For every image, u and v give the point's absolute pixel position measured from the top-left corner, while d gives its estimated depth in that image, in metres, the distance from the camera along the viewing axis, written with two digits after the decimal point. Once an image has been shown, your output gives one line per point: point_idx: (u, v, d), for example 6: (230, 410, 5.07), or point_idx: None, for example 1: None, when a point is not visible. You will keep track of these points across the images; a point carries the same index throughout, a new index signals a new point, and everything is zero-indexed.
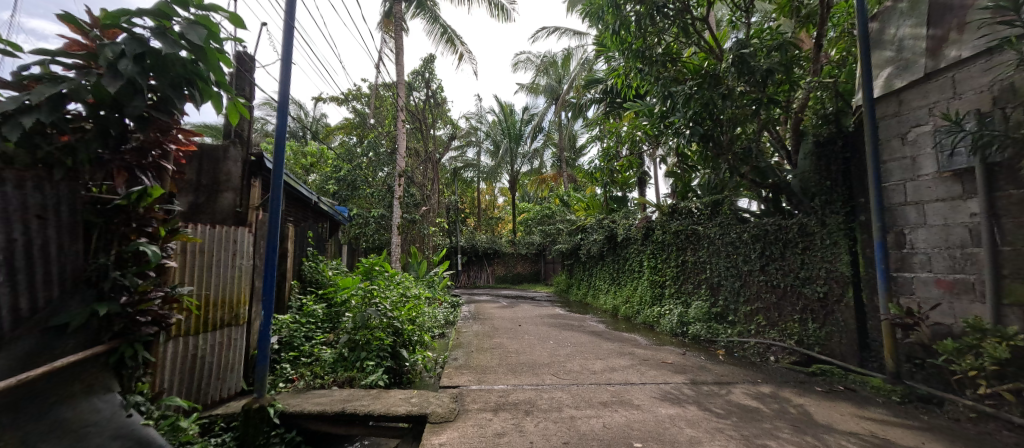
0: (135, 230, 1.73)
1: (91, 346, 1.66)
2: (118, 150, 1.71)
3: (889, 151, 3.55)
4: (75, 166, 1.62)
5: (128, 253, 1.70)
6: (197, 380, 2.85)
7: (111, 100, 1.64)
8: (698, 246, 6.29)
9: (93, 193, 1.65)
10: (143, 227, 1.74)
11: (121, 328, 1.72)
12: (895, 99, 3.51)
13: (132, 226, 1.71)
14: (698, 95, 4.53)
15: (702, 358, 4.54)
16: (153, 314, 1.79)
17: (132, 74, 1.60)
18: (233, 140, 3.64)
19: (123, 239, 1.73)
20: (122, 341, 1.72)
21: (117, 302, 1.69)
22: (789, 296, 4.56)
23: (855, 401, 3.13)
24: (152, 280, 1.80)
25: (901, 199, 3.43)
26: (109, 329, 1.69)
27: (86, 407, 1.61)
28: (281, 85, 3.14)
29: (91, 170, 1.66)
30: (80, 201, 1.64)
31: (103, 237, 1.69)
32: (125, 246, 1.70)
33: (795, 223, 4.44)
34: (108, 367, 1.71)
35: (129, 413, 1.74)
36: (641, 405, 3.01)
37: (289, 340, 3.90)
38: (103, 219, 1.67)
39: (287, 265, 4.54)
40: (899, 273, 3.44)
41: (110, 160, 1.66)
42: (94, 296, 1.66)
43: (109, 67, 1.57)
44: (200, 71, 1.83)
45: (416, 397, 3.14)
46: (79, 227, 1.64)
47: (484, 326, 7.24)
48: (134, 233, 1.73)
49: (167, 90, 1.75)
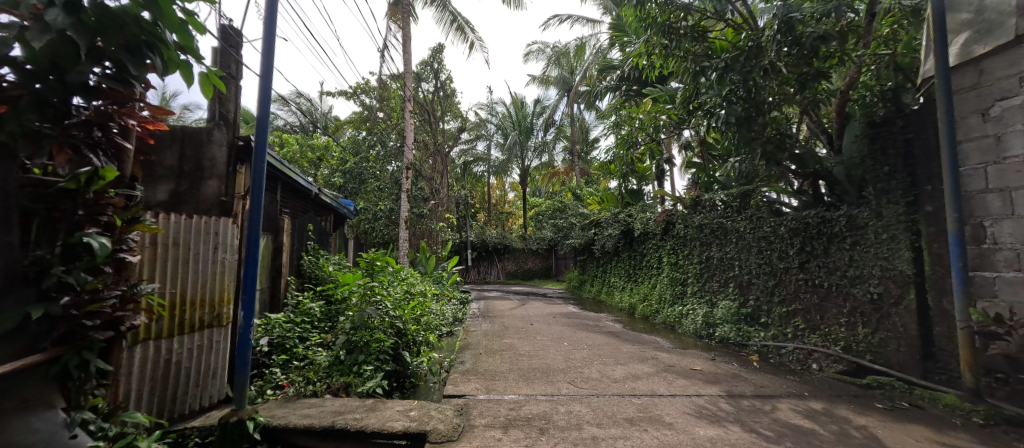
0: (86, 218, 1.46)
1: (28, 353, 1.38)
2: (61, 125, 1.41)
3: (965, 130, 3.05)
4: (7, 142, 1.30)
5: (76, 245, 1.42)
6: (169, 389, 2.55)
7: (49, 64, 1.34)
8: (725, 241, 5.81)
9: (31, 175, 1.36)
10: (97, 216, 1.48)
11: (64, 332, 1.44)
12: (974, 68, 2.99)
13: (80, 215, 1.44)
14: (733, 71, 4.06)
15: (734, 365, 4.10)
16: (104, 317, 1.51)
17: (70, 28, 1.28)
18: (217, 122, 3.31)
19: (71, 230, 1.44)
20: (69, 348, 1.44)
21: (59, 303, 1.41)
22: (834, 297, 4.08)
23: (926, 422, 2.67)
24: (105, 277, 1.52)
25: (980, 186, 2.93)
26: (49, 333, 1.42)
27: (19, 426, 1.31)
28: (263, 58, 2.79)
29: (28, 148, 1.35)
30: (14, 182, 1.34)
31: (46, 227, 1.40)
32: (72, 237, 1.42)
33: (842, 215, 3.97)
34: (50, 379, 1.44)
35: (73, 434, 1.45)
36: (674, 423, 2.60)
37: (282, 342, 3.57)
38: (43, 205, 1.37)
39: (284, 259, 4.24)
40: (977, 272, 2.94)
41: (51, 136, 1.36)
42: (34, 296, 1.38)
43: (37, 19, 1.24)
44: (162, 34, 1.53)
45: (416, 410, 2.78)
46: (13, 214, 1.33)
47: (494, 325, 6.89)
48: (85, 222, 1.46)
49: (122, 55, 1.46)
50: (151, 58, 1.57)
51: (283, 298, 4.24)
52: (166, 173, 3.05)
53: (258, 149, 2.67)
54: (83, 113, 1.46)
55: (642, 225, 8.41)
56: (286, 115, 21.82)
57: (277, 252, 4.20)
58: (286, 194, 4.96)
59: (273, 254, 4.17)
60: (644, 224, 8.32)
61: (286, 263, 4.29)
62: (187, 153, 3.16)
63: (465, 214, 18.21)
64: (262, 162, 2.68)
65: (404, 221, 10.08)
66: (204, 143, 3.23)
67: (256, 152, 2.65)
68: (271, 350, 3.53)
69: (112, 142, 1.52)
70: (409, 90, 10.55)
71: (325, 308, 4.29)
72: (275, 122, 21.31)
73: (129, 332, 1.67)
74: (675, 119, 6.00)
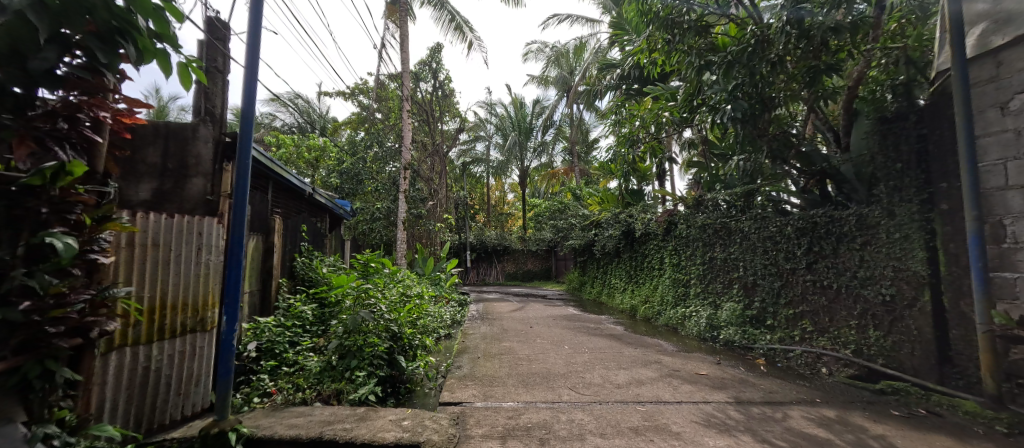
0: (53, 217, 1.32)
1: None
2: (22, 116, 1.30)
3: (983, 124, 2.93)
4: None
5: (41, 244, 1.27)
6: (149, 398, 2.42)
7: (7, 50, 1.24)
8: (729, 242, 5.69)
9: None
10: (65, 214, 1.34)
11: (23, 340, 1.27)
12: (992, 59, 2.87)
13: (46, 213, 1.30)
14: (739, 65, 3.94)
15: (741, 369, 3.96)
16: (71, 323, 1.36)
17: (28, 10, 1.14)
18: (203, 118, 3.17)
19: (36, 228, 1.29)
20: (30, 357, 1.28)
21: (19, 309, 1.23)
22: (844, 299, 3.97)
23: (946, 430, 2.54)
24: (72, 280, 1.38)
25: (999, 183, 2.80)
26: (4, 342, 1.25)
27: None
28: (248, 50, 2.64)
29: None
30: None
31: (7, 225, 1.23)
32: (38, 236, 1.27)
33: (852, 213, 3.86)
34: (7, 392, 1.27)
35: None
36: (681, 433, 2.47)
37: (272, 347, 3.42)
38: (2, 202, 1.20)
39: (276, 260, 4.11)
40: (997, 273, 2.82)
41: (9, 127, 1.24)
42: None
43: None
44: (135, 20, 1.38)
45: (409, 420, 2.64)
46: None
47: (492, 328, 6.75)
48: (52, 220, 1.32)
49: (92, 44, 1.33)
50: (125, 47, 1.42)
51: (276, 300, 4.09)
52: (149, 171, 2.95)
53: (242, 145, 2.54)
54: (46, 105, 1.34)
55: (643, 225, 8.27)
56: (284, 115, 21.74)
57: (269, 253, 4.07)
58: (280, 194, 4.83)
59: (262, 255, 4.02)
60: (645, 225, 8.18)
61: (278, 264, 4.16)
62: (171, 150, 3.04)
63: (464, 215, 18.06)
64: (247, 159, 2.54)
65: (402, 222, 9.94)
66: (187, 140, 3.08)
67: (240, 148, 2.52)
68: (260, 355, 3.37)
69: (82, 136, 1.39)
70: (408, 90, 10.43)
71: (318, 311, 4.15)
72: (273, 122, 21.18)
73: (99, 339, 1.54)
74: (678, 116, 5.87)
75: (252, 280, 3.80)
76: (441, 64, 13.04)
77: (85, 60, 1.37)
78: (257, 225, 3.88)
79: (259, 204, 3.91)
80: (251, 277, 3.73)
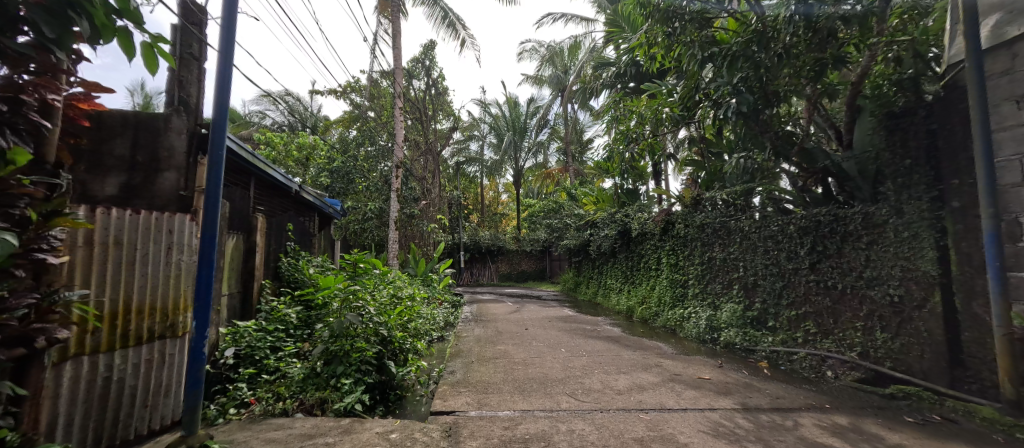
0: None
1: None
2: None
3: (998, 118, 2.82)
4: None
5: None
6: (110, 411, 2.21)
7: None
8: (728, 241, 5.58)
9: None
10: (7, 209, 1.16)
11: None
12: (1007, 51, 2.76)
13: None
14: (743, 57, 3.81)
15: (745, 373, 3.83)
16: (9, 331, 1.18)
17: None
18: (176, 107, 2.95)
19: None
20: None
21: None
22: (849, 300, 3.85)
23: (964, 438, 2.42)
24: (10, 284, 1.20)
25: (1016, 179, 2.69)
26: None
27: None
28: (222, 32, 2.43)
29: None
30: None
31: None
32: None
33: (858, 212, 3.75)
34: None
35: None
36: (689, 444, 2.31)
37: (251, 353, 3.20)
38: None
39: (258, 260, 3.89)
40: (1012, 273, 2.72)
41: None
42: None
43: None
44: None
45: (397, 432, 2.45)
46: None
47: (486, 330, 6.56)
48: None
49: (36, 18, 1.13)
50: (78, 24, 1.21)
51: (258, 302, 3.87)
52: (116, 164, 2.78)
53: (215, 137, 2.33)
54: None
55: (639, 225, 8.15)
56: (274, 114, 21.37)
57: (251, 252, 3.85)
58: (263, 191, 4.60)
59: (243, 255, 3.80)
60: (642, 225, 8.06)
61: (260, 265, 3.94)
62: (141, 141, 2.84)
63: (458, 216, 17.85)
64: (221, 151, 2.33)
65: (394, 221, 9.71)
66: (159, 131, 2.87)
67: (212, 140, 2.31)
68: (238, 362, 3.15)
69: (28, 121, 1.23)
70: (401, 87, 10.24)
71: (303, 314, 3.93)
72: (263, 121, 20.81)
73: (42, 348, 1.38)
74: (677, 113, 5.75)
75: (231, 282, 3.58)
76: (435, 62, 12.84)
77: (32, 37, 1.20)
78: (237, 223, 3.66)
79: (240, 201, 3.69)
80: (229, 278, 3.51)
